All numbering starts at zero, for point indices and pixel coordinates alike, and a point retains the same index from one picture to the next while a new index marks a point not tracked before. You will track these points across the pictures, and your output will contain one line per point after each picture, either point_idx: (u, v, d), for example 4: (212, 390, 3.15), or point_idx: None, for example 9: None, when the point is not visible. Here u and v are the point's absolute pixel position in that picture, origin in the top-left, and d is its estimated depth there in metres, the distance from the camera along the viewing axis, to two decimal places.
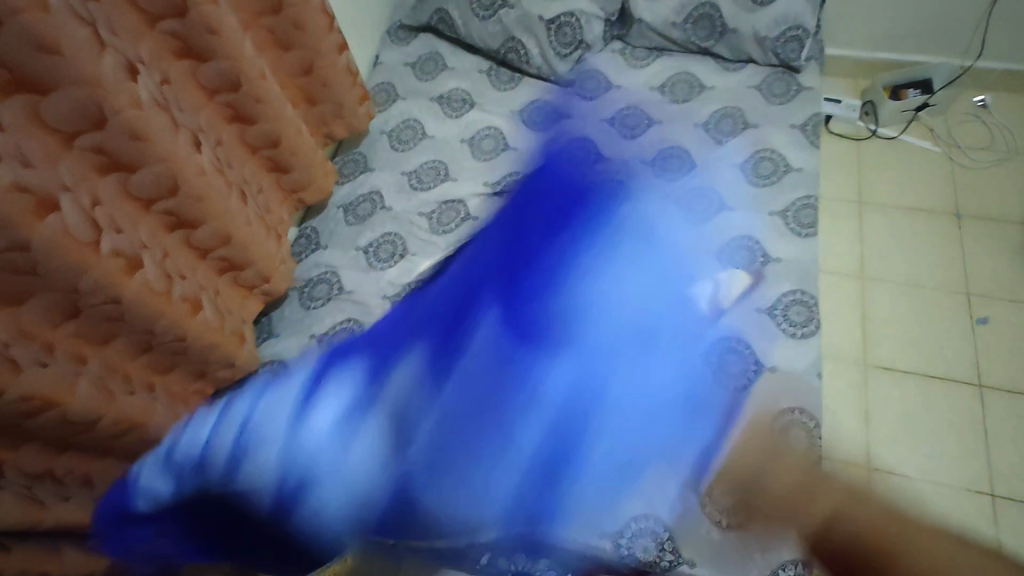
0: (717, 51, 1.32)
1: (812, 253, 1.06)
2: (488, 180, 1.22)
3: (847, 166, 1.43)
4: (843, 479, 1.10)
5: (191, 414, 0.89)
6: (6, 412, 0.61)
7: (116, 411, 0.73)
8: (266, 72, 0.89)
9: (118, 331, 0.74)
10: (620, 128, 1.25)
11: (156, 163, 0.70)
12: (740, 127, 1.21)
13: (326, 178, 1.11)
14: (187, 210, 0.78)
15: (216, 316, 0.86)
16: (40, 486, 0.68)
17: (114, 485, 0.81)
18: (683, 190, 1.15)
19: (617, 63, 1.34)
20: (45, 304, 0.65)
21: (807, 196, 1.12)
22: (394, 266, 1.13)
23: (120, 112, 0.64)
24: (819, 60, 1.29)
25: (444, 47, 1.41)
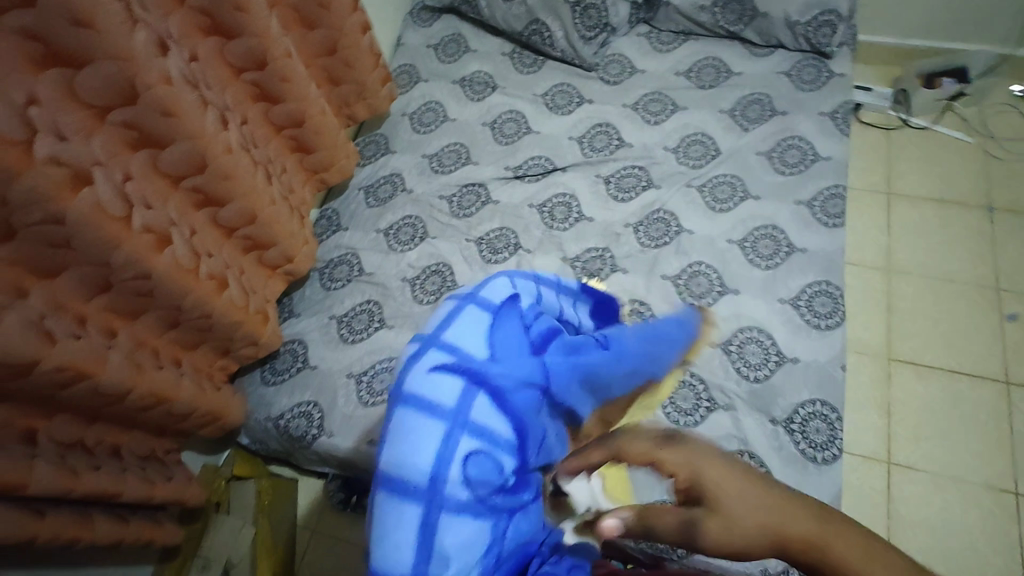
0: (745, 36, 1.28)
1: (839, 244, 1.04)
2: (509, 164, 1.21)
3: (876, 156, 1.40)
4: (862, 472, 1.09)
5: (215, 390, 0.91)
6: (41, 383, 0.62)
7: (145, 384, 0.74)
8: (292, 51, 0.89)
9: (147, 306, 0.75)
10: (644, 114, 1.23)
11: (185, 140, 0.71)
12: (768, 114, 1.19)
13: (348, 159, 1.11)
14: (214, 188, 0.79)
15: (241, 294, 0.87)
16: (72, 454, 0.70)
17: (141, 457, 0.82)
18: (707, 178, 1.13)
19: (642, 48, 1.32)
20: (78, 277, 0.66)
21: (835, 185, 1.10)
22: (414, 248, 1.13)
23: (152, 88, 0.64)
24: (852, 45, 1.25)
25: (467, 29, 1.39)
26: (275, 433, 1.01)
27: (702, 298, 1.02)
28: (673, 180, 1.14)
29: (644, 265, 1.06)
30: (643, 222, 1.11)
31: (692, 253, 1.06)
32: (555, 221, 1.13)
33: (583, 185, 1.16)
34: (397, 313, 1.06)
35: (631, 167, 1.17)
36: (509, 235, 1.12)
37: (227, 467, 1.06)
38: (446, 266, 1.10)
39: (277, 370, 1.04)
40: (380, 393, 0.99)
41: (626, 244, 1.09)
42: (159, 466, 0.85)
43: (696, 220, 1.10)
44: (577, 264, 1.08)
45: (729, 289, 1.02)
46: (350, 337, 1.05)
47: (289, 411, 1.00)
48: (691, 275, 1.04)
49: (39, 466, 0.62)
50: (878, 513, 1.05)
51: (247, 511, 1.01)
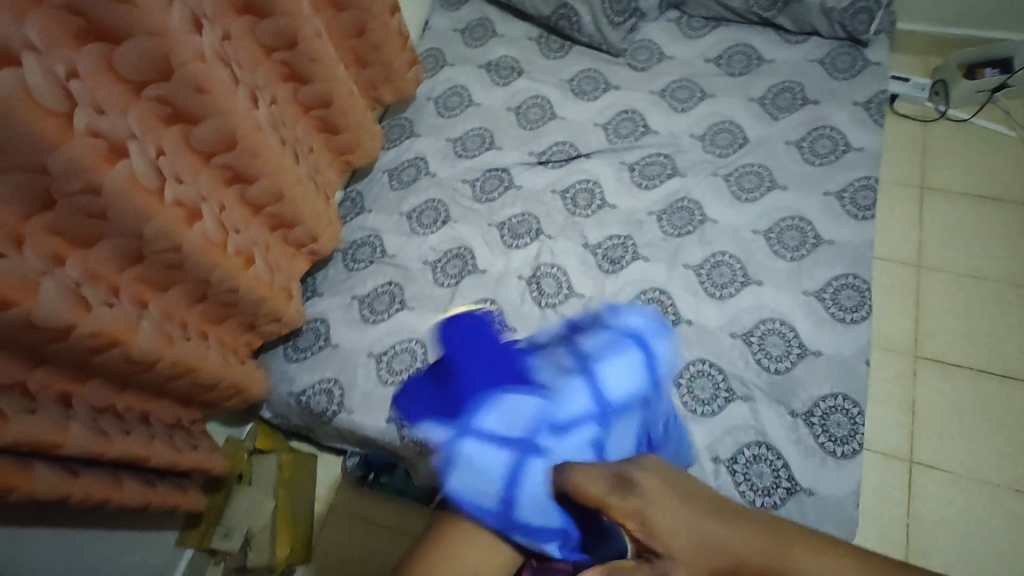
0: (779, 22, 1.25)
1: (868, 237, 1.02)
2: (533, 149, 1.20)
3: (910, 149, 1.36)
4: (882, 470, 1.07)
5: (240, 363, 0.93)
6: (76, 348, 0.65)
7: (173, 354, 0.76)
8: (321, 32, 0.89)
9: (177, 278, 0.77)
10: (671, 101, 1.21)
11: (216, 117, 0.72)
12: (799, 103, 1.16)
13: (373, 141, 1.11)
14: (243, 165, 0.80)
15: (266, 271, 0.89)
16: (104, 418, 0.72)
17: (169, 425, 0.85)
18: (733, 167, 1.12)
19: (672, 33, 1.30)
20: (113, 248, 0.68)
21: (866, 177, 1.07)
22: (436, 232, 1.13)
23: (186, 64, 0.65)
24: (890, 33, 1.22)
25: (494, 13, 1.38)
26: (296, 408, 1.03)
27: (724, 288, 1.01)
28: (699, 168, 1.13)
29: (666, 253, 1.06)
30: (667, 211, 1.10)
31: (715, 242, 1.05)
32: (577, 208, 1.13)
33: (607, 172, 1.15)
34: (418, 295, 1.08)
35: (657, 155, 1.15)
36: (531, 221, 1.12)
37: (249, 440, 1.09)
38: (467, 250, 1.11)
39: (300, 347, 1.06)
40: (399, 373, 1.00)
41: (648, 232, 1.08)
42: (185, 435, 0.88)
43: (720, 209, 1.08)
44: (598, 251, 1.08)
45: (752, 280, 1.01)
46: (371, 317, 1.06)
47: (311, 387, 1.02)
48: (714, 265, 1.03)
49: (74, 427, 0.65)
50: (897, 512, 1.03)
51: (268, 485, 1.05)
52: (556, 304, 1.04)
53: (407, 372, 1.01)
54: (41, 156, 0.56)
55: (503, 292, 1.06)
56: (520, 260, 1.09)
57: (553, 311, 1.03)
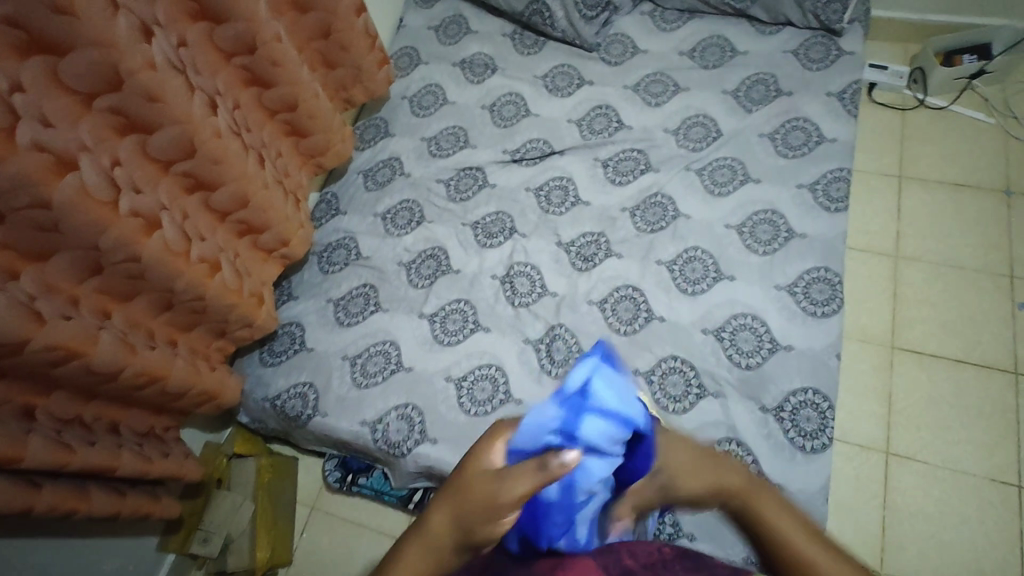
0: (752, 13, 1.23)
1: (840, 229, 1.02)
2: (507, 147, 1.20)
3: (888, 138, 1.35)
4: (859, 462, 1.07)
5: (211, 369, 0.93)
6: (33, 361, 0.64)
7: (137, 363, 0.76)
8: (282, 35, 0.88)
9: (139, 288, 0.77)
10: (645, 95, 1.20)
11: (172, 125, 0.72)
12: (773, 95, 1.15)
13: (344, 143, 1.11)
14: (205, 172, 0.80)
15: (234, 277, 0.89)
16: (68, 429, 0.73)
17: (140, 433, 0.85)
18: (707, 161, 1.11)
19: (646, 26, 1.28)
20: (69, 260, 0.68)
21: (839, 169, 1.06)
22: (411, 233, 1.13)
23: (135, 74, 0.65)
24: (864, 22, 1.20)
25: (468, 9, 1.37)
26: (272, 412, 1.03)
27: (696, 284, 1.00)
28: (672, 163, 1.12)
29: (639, 250, 1.05)
30: (640, 207, 1.09)
31: (689, 238, 1.04)
32: (551, 206, 1.12)
33: (581, 168, 1.15)
34: (392, 297, 1.07)
35: (630, 150, 1.15)
36: (505, 219, 1.12)
37: (228, 444, 1.10)
38: (441, 250, 1.10)
39: (275, 352, 1.06)
40: (373, 376, 1.00)
41: (622, 228, 1.08)
42: (157, 442, 0.88)
43: (694, 204, 1.08)
44: (571, 249, 1.07)
45: (725, 275, 1.00)
46: (346, 320, 1.06)
47: (286, 391, 1.02)
48: (687, 261, 1.03)
49: (34, 440, 0.65)
50: (873, 503, 1.04)
51: (248, 487, 1.05)
52: (529, 303, 1.04)
53: (380, 375, 1.01)
54: None
55: (476, 292, 1.06)
56: (494, 260, 1.09)
57: (526, 310, 1.03)
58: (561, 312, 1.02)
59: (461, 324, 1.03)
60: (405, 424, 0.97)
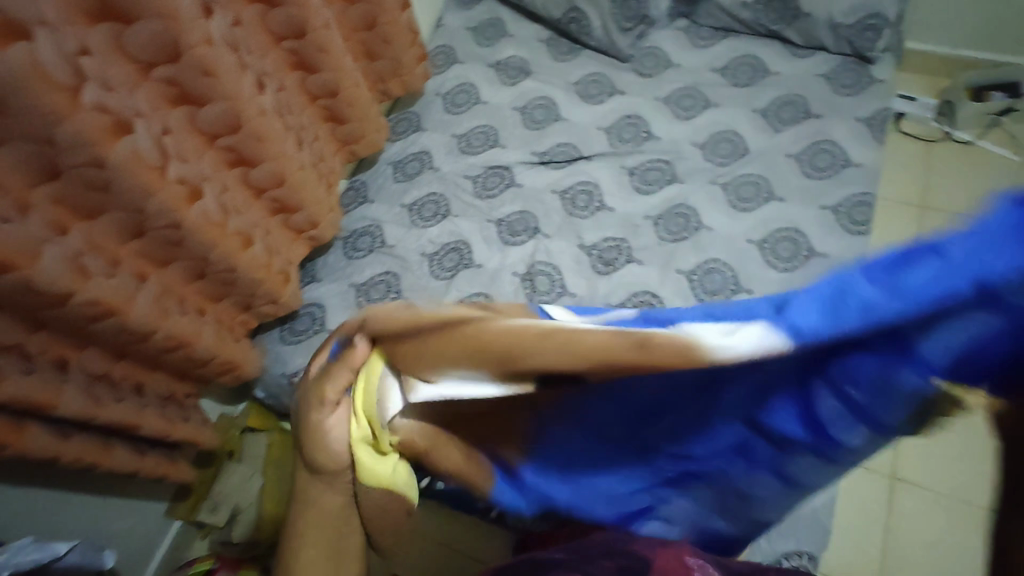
0: (786, 35, 1.25)
1: (861, 253, 1.03)
2: (536, 149, 1.22)
3: (913, 168, 1.36)
4: (865, 485, 1.07)
5: (234, 341, 0.95)
6: (73, 315, 0.67)
7: (168, 327, 0.78)
8: (331, 23, 0.91)
9: (176, 255, 0.79)
10: (675, 108, 1.22)
11: (222, 100, 0.74)
12: (802, 116, 1.17)
13: (378, 133, 1.13)
14: (247, 148, 0.82)
15: (265, 253, 0.91)
16: (98, 386, 0.75)
17: (162, 397, 0.87)
18: (732, 176, 1.13)
19: (680, 41, 1.31)
20: (115, 221, 0.70)
21: (863, 193, 1.08)
22: (436, 225, 1.15)
23: (193, 47, 0.67)
24: (896, 51, 1.22)
25: (507, 14, 1.40)
26: (288, 389, 1.05)
27: (714, 295, 1.02)
28: (698, 176, 1.14)
29: (660, 258, 1.07)
30: (663, 216, 1.11)
31: (709, 250, 1.06)
32: (575, 209, 1.14)
33: (607, 175, 1.17)
34: (414, 286, 1.09)
35: (657, 160, 1.17)
36: (529, 219, 1.14)
37: (242, 418, 1.12)
38: (465, 244, 1.13)
39: (295, 330, 1.08)
40: None
41: (644, 236, 1.09)
42: (177, 408, 0.90)
43: (716, 217, 1.09)
44: (593, 252, 1.09)
45: (743, 289, 1.02)
46: (367, 305, 1.08)
47: (304, 369, 1.04)
48: (706, 272, 1.04)
49: (67, 390, 0.67)
50: (876, 528, 1.04)
51: (257, 462, 1.09)
52: (548, 302, 1.05)
53: None
54: (48, 127, 0.58)
55: (497, 287, 1.07)
56: (516, 257, 1.11)
57: None
58: None
59: None
60: None
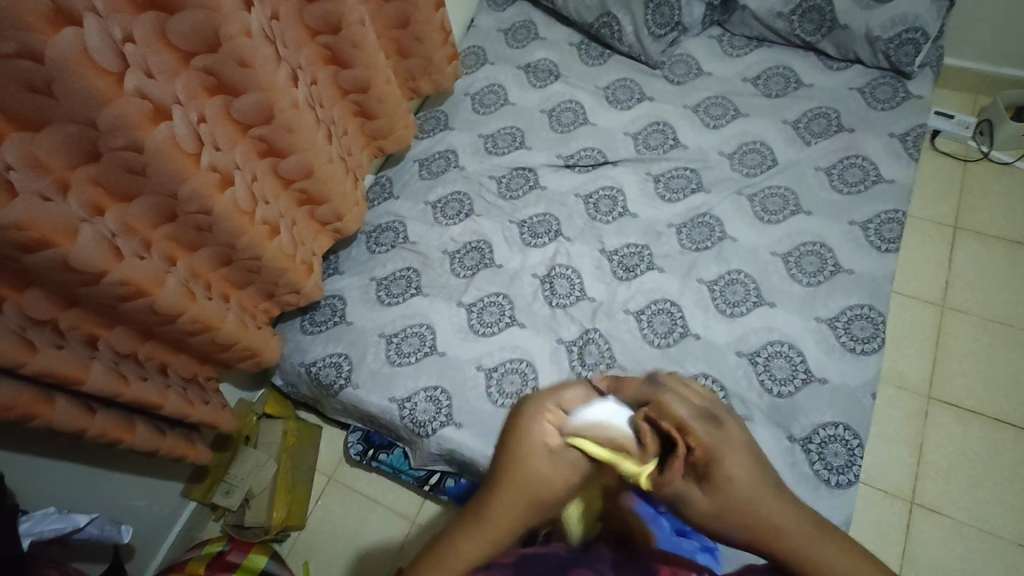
0: (821, 47, 1.24)
1: (889, 271, 1.01)
2: (562, 152, 1.22)
3: (947, 188, 1.33)
4: (882, 508, 1.05)
5: (257, 328, 0.97)
6: (105, 294, 0.68)
7: (195, 311, 0.80)
8: (365, 20, 0.92)
9: (205, 241, 0.81)
10: (704, 117, 1.21)
11: (257, 91, 0.76)
12: (834, 129, 1.15)
13: (406, 130, 1.14)
14: (279, 140, 0.84)
15: (290, 243, 0.93)
16: (125, 363, 0.77)
17: (185, 378, 0.89)
18: (759, 188, 1.11)
19: (712, 50, 1.30)
20: (148, 205, 0.72)
21: (894, 210, 1.05)
22: (458, 223, 1.16)
23: (232, 39, 0.69)
24: (935, 67, 1.19)
25: (539, 17, 1.41)
26: (306, 378, 1.07)
27: (735, 306, 1.01)
28: (724, 186, 1.13)
29: (681, 266, 1.06)
30: (687, 224, 1.10)
31: (732, 260, 1.05)
32: (598, 214, 1.14)
33: (631, 181, 1.16)
34: (433, 283, 1.10)
35: (683, 168, 1.16)
36: (552, 221, 1.14)
37: (259, 404, 1.13)
38: (486, 244, 1.13)
39: (316, 321, 1.09)
40: (406, 356, 1.03)
41: (666, 244, 1.09)
42: (198, 390, 0.92)
43: (741, 228, 1.08)
44: (614, 258, 1.09)
45: (765, 301, 1.00)
46: (387, 300, 1.09)
47: (321, 359, 1.05)
48: (729, 283, 1.03)
49: (95, 366, 0.69)
50: (892, 551, 1.01)
51: (272, 448, 1.09)
52: (567, 305, 1.05)
53: (414, 357, 1.03)
54: (91, 111, 0.59)
55: (516, 287, 1.08)
56: (537, 259, 1.11)
57: (563, 312, 1.04)
58: (597, 317, 1.03)
59: (498, 317, 1.05)
60: (432, 405, 0.99)
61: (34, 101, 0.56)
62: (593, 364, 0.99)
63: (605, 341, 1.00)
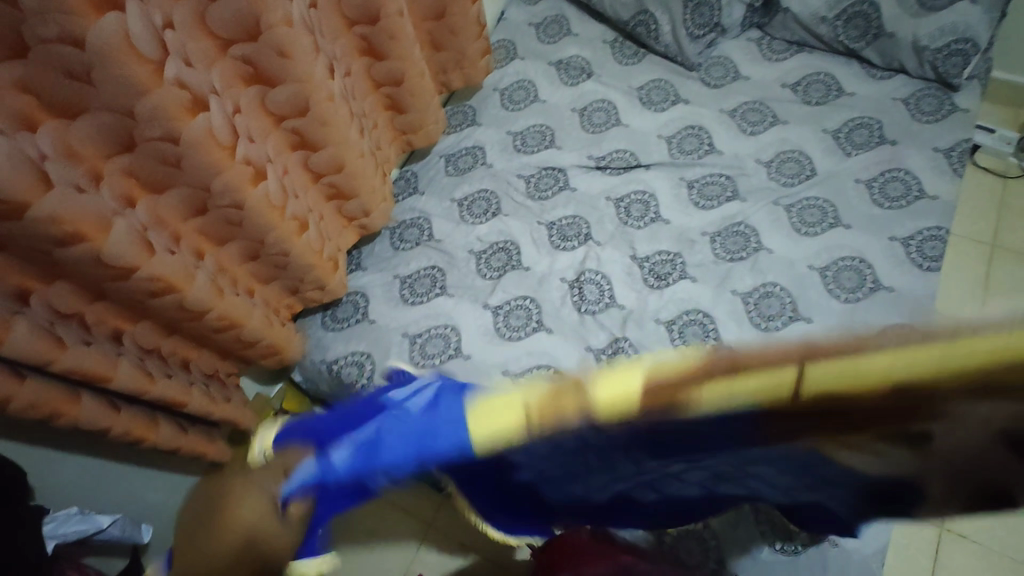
0: (865, 55, 1.20)
1: (932, 290, 0.98)
2: (593, 153, 1.19)
3: (986, 205, 1.30)
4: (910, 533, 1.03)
5: (281, 325, 0.95)
6: (134, 289, 0.66)
7: (222, 307, 0.78)
8: (404, 10, 0.89)
9: (235, 235, 0.78)
10: (741, 122, 1.18)
11: (294, 82, 0.73)
12: (875, 140, 1.12)
13: (437, 125, 1.11)
14: (313, 134, 0.81)
15: (318, 239, 0.91)
16: (149, 359, 0.75)
17: (207, 374, 0.87)
18: (797, 198, 1.08)
19: (751, 54, 1.26)
20: (180, 197, 0.70)
21: (937, 227, 1.02)
22: (485, 222, 1.13)
23: (273, 27, 0.66)
24: (983, 80, 1.16)
25: (572, 12, 1.38)
26: (326, 376, 1.04)
27: (770, 320, 0.98)
28: (760, 195, 1.10)
29: (714, 275, 1.03)
30: (721, 233, 1.07)
31: (768, 273, 1.02)
32: (630, 218, 1.11)
33: (664, 186, 1.13)
34: (459, 283, 1.08)
35: (718, 175, 1.13)
36: (581, 224, 1.11)
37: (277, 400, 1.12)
38: (513, 244, 1.10)
39: (338, 318, 1.07)
40: (431, 358, 1.00)
41: (699, 252, 1.06)
42: (220, 386, 0.90)
43: (778, 240, 1.05)
44: (645, 265, 1.06)
45: (802, 317, 0.98)
46: (411, 299, 1.07)
47: (343, 358, 1.03)
48: (763, 295, 1.00)
49: (122, 364, 0.67)
50: None
51: None
52: (596, 311, 1.03)
53: (438, 358, 1.01)
54: (130, 100, 0.56)
55: (544, 291, 1.05)
56: (565, 262, 1.08)
57: (591, 318, 1.02)
58: (626, 326, 1.00)
59: (525, 321, 1.03)
60: None
61: (71, 87, 0.54)
62: None
63: (635, 351, 0.98)
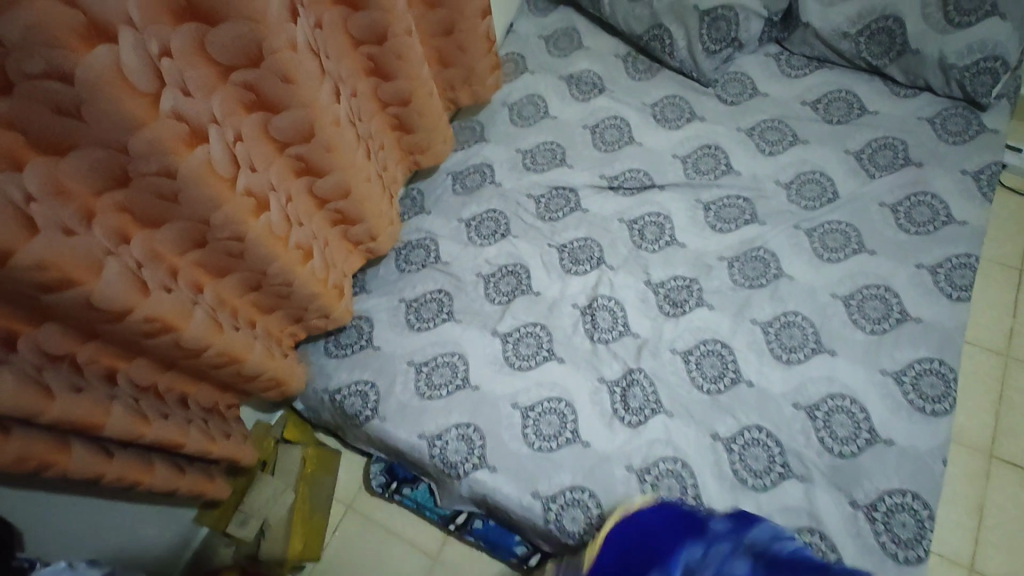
0: (888, 72, 1.16)
1: (961, 321, 0.94)
2: (605, 172, 1.15)
3: (1012, 227, 1.26)
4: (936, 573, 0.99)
5: (282, 354, 0.91)
6: (129, 330, 0.63)
7: (222, 343, 0.74)
8: (412, 29, 0.85)
9: (235, 267, 0.75)
10: (760, 141, 1.14)
11: (298, 108, 0.69)
12: (900, 161, 1.08)
13: (445, 144, 1.07)
14: (317, 159, 0.78)
15: (322, 267, 0.87)
16: (145, 398, 0.71)
17: (205, 408, 0.84)
18: (819, 222, 1.04)
19: (769, 69, 1.22)
20: (177, 231, 0.66)
21: (966, 255, 0.98)
22: (494, 244, 1.09)
23: (276, 52, 0.62)
24: (1012, 99, 1.12)
25: (583, 25, 1.34)
26: (329, 405, 1.01)
27: (792, 352, 0.94)
28: (780, 218, 1.06)
29: (733, 303, 0.99)
30: (739, 259, 1.03)
31: (789, 301, 0.98)
32: (644, 241, 1.07)
33: (679, 208, 1.09)
34: (467, 308, 1.04)
35: (736, 197, 1.09)
36: (593, 247, 1.07)
37: (278, 428, 1.08)
38: (523, 268, 1.07)
39: (341, 344, 1.03)
40: (438, 388, 0.97)
41: (716, 278, 1.02)
42: (219, 420, 0.86)
43: (799, 266, 1.01)
44: (661, 291, 1.02)
45: (825, 349, 0.93)
46: (417, 324, 1.03)
47: (346, 387, 0.99)
48: (785, 325, 0.96)
49: (115, 408, 0.64)
50: None
51: (290, 477, 1.02)
52: (609, 341, 0.99)
53: (445, 388, 0.97)
54: (123, 135, 0.53)
55: (555, 317, 1.01)
56: (577, 288, 1.04)
57: (605, 348, 0.98)
58: (641, 356, 0.96)
59: (536, 350, 0.99)
60: (464, 445, 0.92)
61: (60, 124, 0.50)
62: (637, 409, 0.92)
63: (650, 383, 0.94)
